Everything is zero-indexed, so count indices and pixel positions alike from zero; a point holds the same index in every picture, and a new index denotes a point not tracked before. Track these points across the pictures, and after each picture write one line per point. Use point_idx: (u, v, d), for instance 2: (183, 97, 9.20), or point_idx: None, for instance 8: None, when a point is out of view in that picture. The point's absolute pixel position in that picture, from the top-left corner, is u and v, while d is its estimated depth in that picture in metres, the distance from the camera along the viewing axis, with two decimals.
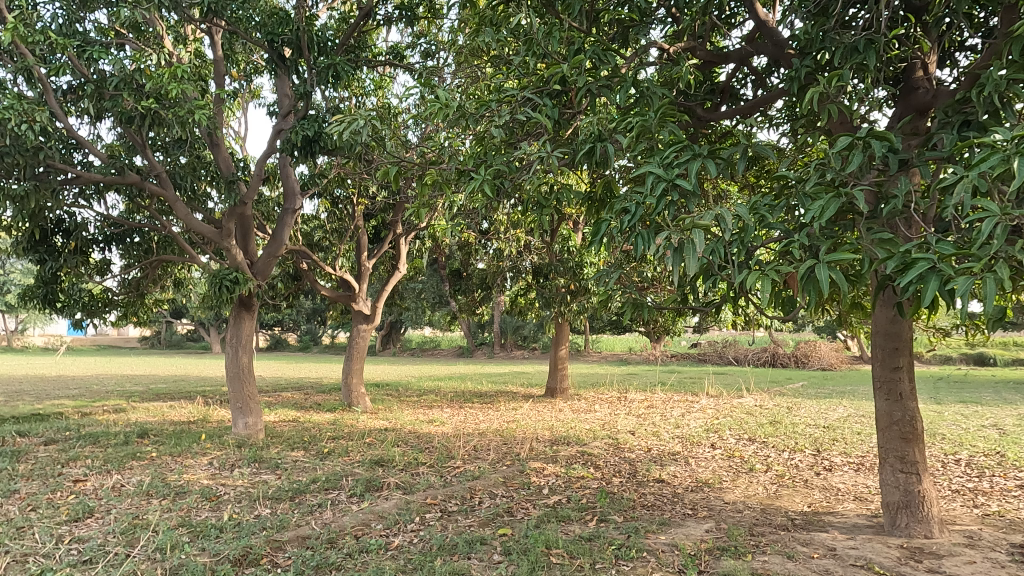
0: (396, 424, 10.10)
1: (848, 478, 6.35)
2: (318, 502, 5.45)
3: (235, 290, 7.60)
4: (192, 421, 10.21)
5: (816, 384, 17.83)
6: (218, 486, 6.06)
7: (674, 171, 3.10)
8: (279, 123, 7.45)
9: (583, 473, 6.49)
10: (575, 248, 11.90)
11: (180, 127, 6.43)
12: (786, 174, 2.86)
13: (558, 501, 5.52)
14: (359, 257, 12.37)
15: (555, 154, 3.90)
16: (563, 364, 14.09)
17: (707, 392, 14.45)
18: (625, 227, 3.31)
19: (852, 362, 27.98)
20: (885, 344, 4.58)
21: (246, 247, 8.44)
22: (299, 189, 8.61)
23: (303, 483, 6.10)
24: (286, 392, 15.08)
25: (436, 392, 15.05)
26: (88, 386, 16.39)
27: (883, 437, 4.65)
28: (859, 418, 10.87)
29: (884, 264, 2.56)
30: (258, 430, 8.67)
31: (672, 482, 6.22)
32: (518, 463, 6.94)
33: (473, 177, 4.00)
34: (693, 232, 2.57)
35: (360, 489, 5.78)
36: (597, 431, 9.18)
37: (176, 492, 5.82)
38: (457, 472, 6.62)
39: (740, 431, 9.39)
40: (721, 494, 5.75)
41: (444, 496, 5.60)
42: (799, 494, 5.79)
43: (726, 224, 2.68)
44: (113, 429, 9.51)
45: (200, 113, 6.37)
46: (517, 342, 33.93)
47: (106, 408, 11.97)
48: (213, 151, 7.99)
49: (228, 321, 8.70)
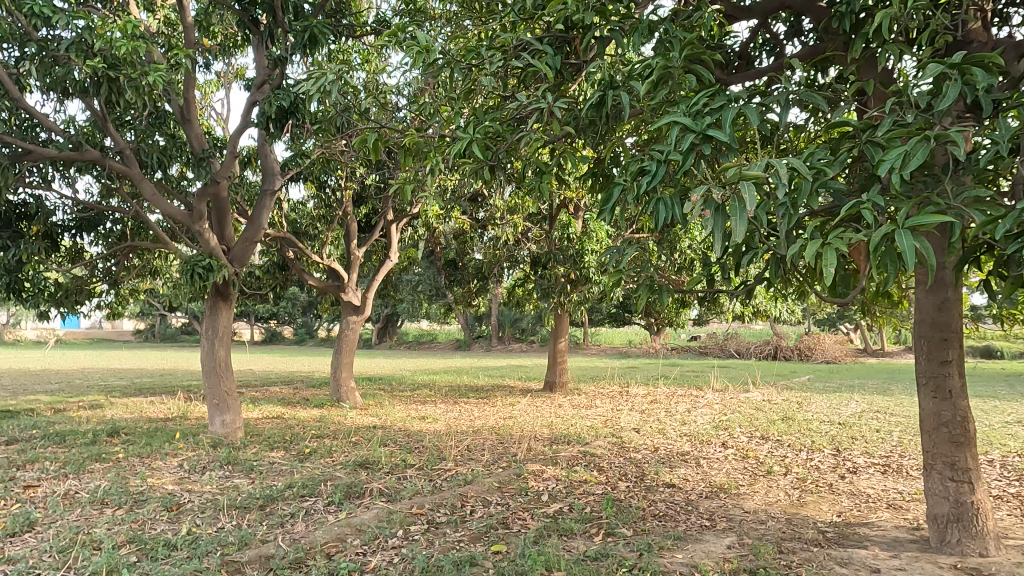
0: (386, 422, 9.53)
1: (877, 482, 5.79)
2: (291, 512, 4.88)
3: (208, 278, 7.02)
4: (170, 418, 9.63)
5: (823, 378, 17.32)
6: (184, 493, 5.50)
7: (704, 116, 2.55)
8: (253, 93, 6.78)
9: (586, 478, 5.92)
10: (575, 235, 11.10)
11: (135, 93, 5.69)
12: (849, 119, 2.30)
13: (558, 510, 4.96)
14: (349, 245, 11.75)
15: (557, 107, 3.26)
16: (562, 357, 13.51)
17: (713, 386, 13.91)
18: (643, 192, 2.72)
19: (857, 355, 27.46)
20: (931, 334, 4.00)
21: (221, 231, 7.80)
22: (278, 169, 7.97)
23: (276, 489, 5.54)
24: (275, 387, 14.51)
25: (431, 387, 14.49)
26: (70, 380, 15.83)
27: (929, 440, 4.08)
28: (875, 414, 10.32)
29: (986, 229, 1.98)
30: (237, 429, 8.09)
31: (684, 487, 5.65)
32: (516, 465, 6.41)
33: (462, 136, 3.45)
34: (742, 186, 1.97)
35: (339, 497, 5.21)
36: (599, 429, 8.62)
37: (136, 499, 5.28)
38: (449, 476, 6.05)
39: (751, 429, 8.82)
40: (740, 502, 5.19)
41: (432, 505, 5.04)
42: (826, 501, 5.24)
43: (781, 177, 2.09)
44: (83, 427, 8.92)
45: (156, 77, 5.64)
46: (514, 335, 33.46)
47: (82, 405, 11.36)
48: (185, 127, 7.31)
49: (204, 312, 8.07)
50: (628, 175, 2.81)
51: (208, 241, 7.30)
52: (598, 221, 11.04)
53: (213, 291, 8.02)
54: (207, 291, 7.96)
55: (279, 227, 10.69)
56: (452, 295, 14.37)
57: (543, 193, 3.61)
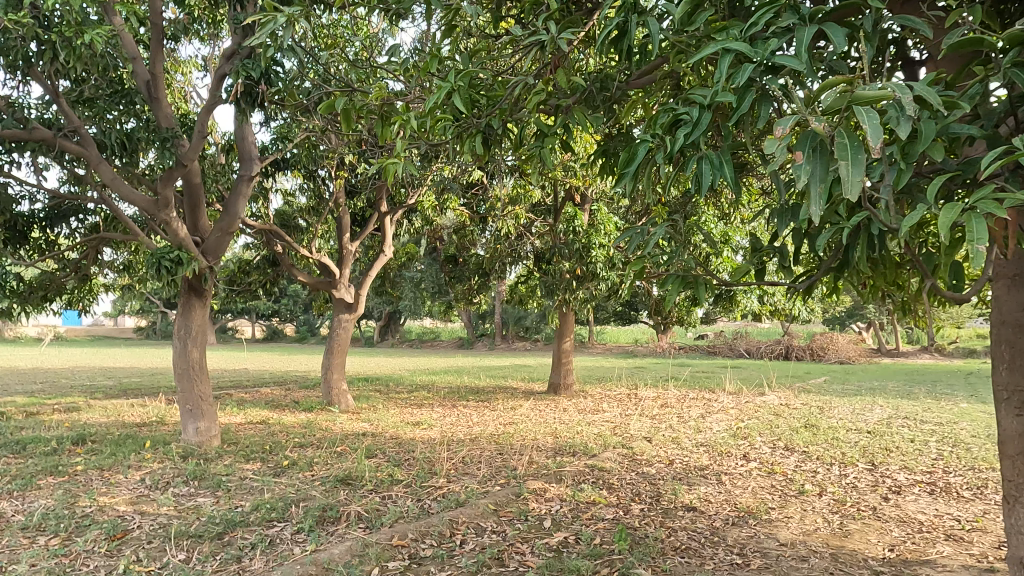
0: (377, 428, 8.84)
1: (928, 507, 5.07)
2: (251, 544, 4.20)
3: (176, 272, 6.36)
4: (145, 424, 8.96)
5: (840, 380, 16.60)
6: (135, 517, 4.83)
7: (766, 37, 1.87)
8: (222, 65, 6.05)
9: (595, 499, 5.21)
10: (582, 228, 10.23)
11: (69, 53, 4.94)
12: (988, 37, 1.67)
13: (563, 541, 4.27)
14: (341, 239, 11.07)
15: (562, 39, 2.55)
16: (567, 357, 12.81)
17: (726, 389, 13.19)
18: (678, 147, 2.04)
19: (871, 356, 26.63)
20: (1015, 338, 3.26)
21: (194, 221, 7.11)
22: (257, 153, 7.27)
23: (241, 511, 4.86)
24: (266, 388, 13.84)
25: (429, 388, 13.82)
26: (55, 380, 15.21)
27: (1012, 468, 3.36)
28: (905, 421, 9.58)
29: None
30: (212, 437, 7.41)
31: (707, 510, 4.95)
32: (515, 482, 5.70)
33: (443, 83, 2.80)
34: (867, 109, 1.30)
35: (309, 523, 4.52)
36: (607, 438, 7.91)
37: (78, 524, 4.61)
38: (440, 496, 5.35)
39: (773, 438, 8.11)
40: (774, 532, 4.47)
41: (415, 534, 4.34)
42: (873, 530, 4.54)
43: (912, 103, 1.42)
44: (50, 433, 8.25)
45: (92, 34, 4.89)
46: (518, 334, 32.81)
47: (57, 408, 10.70)
48: (153, 104, 6.63)
49: (177, 310, 7.37)
50: (659, 126, 2.15)
51: (177, 232, 6.61)
52: (606, 213, 10.31)
53: (186, 287, 7.32)
54: (180, 287, 7.27)
55: (266, 219, 10.01)
56: (452, 292, 13.67)
57: (547, 158, 2.91)
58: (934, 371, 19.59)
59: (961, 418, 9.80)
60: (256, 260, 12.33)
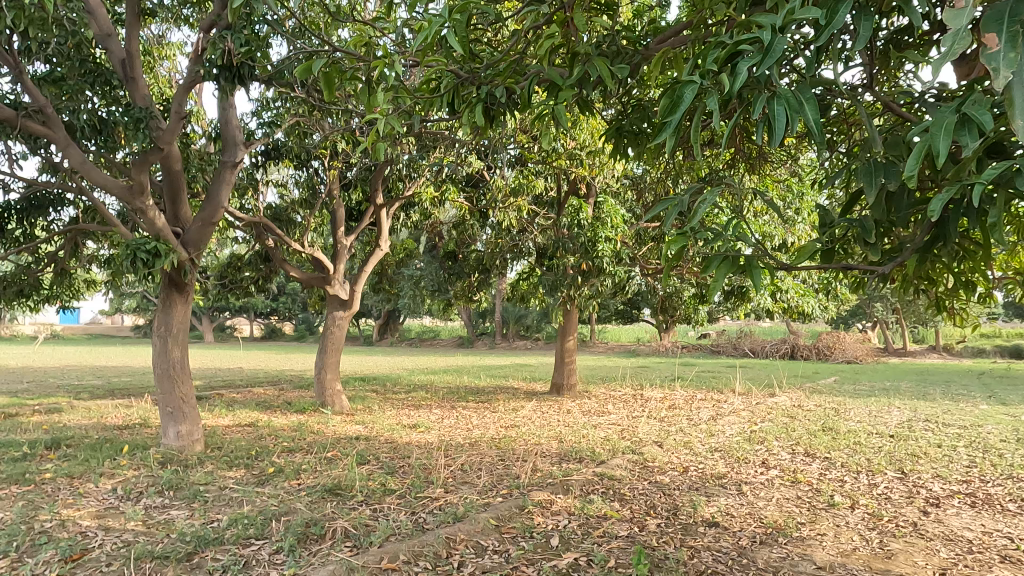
0: (371, 431, 8.36)
1: (973, 523, 4.60)
2: (223, 567, 3.74)
3: (153, 264, 5.89)
4: (127, 427, 8.49)
5: (851, 380, 16.13)
6: (97, 533, 4.38)
7: None
8: (200, 39, 5.57)
9: (606, 512, 4.75)
10: (587, 221, 9.78)
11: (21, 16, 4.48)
12: None
13: (572, 563, 3.81)
14: (335, 233, 10.59)
15: None
16: (570, 357, 12.32)
17: (735, 390, 12.72)
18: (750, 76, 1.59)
19: (879, 355, 26.12)
20: None
21: (175, 211, 6.67)
22: (242, 139, 6.81)
23: (215, 527, 4.41)
24: (258, 388, 13.36)
25: (427, 389, 13.35)
26: (41, 379, 14.73)
27: None
28: (927, 423, 9.12)
29: None
30: (194, 442, 6.95)
31: (730, 526, 4.49)
32: (518, 493, 5.23)
33: (433, 18, 2.45)
34: None
35: (289, 541, 4.07)
36: (616, 442, 7.45)
37: (32, 542, 4.16)
38: (435, 508, 4.89)
39: (791, 442, 7.65)
40: (808, 552, 4.01)
41: (407, 555, 3.89)
42: (916, 550, 4.08)
43: None
44: (24, 437, 7.78)
45: None
46: (520, 332, 32.36)
47: (38, 409, 10.24)
48: (129, 85, 6.19)
49: (157, 306, 6.89)
50: (714, 61, 1.72)
51: (153, 221, 6.12)
52: (612, 206, 9.85)
53: (166, 282, 6.84)
54: (160, 282, 6.79)
55: (257, 212, 9.56)
56: (452, 289, 13.20)
57: (562, 115, 2.67)
58: (946, 371, 19.13)
59: (986, 421, 9.32)
60: (247, 256, 11.86)
